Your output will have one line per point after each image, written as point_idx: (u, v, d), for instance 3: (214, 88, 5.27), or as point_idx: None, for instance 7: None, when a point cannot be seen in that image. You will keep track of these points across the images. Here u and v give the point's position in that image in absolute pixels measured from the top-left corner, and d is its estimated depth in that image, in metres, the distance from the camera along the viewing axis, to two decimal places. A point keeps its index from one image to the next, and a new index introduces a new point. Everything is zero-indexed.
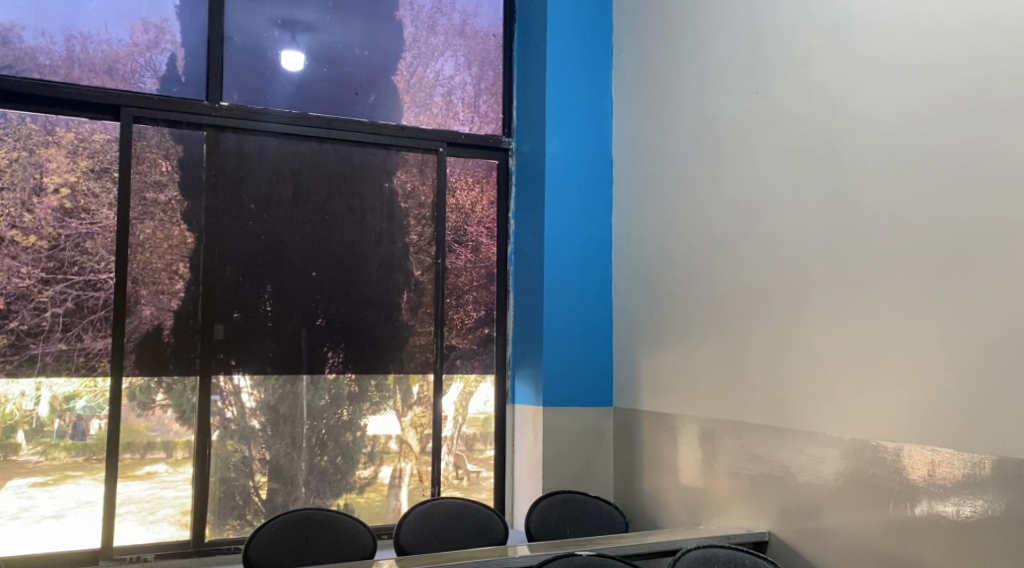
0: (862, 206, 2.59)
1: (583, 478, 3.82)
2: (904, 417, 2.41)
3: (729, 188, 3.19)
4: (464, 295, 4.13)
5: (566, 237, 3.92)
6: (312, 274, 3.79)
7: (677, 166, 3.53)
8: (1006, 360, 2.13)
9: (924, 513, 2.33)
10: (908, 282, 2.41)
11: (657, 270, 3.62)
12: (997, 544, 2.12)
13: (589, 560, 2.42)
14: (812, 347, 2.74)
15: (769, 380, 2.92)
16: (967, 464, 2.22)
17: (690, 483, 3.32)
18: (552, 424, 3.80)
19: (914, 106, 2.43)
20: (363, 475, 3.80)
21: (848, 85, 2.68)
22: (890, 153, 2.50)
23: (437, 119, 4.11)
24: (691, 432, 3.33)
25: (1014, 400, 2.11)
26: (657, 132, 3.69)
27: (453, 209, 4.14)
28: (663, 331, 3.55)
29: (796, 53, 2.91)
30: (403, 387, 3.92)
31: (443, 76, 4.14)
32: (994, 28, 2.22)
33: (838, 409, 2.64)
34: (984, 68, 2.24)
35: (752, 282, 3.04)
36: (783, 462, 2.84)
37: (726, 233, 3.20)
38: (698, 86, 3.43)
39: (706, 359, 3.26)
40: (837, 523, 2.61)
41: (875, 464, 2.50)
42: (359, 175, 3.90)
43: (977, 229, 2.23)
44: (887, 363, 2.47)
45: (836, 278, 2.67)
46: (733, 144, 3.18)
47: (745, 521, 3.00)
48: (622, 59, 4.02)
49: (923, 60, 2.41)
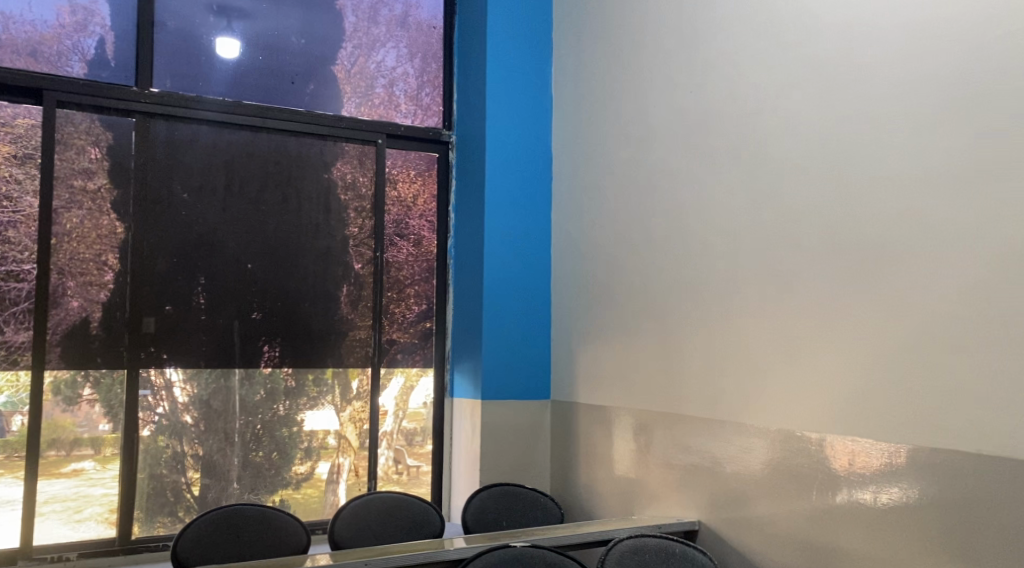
0: (791, 203, 2.65)
1: (521, 471, 3.84)
2: (828, 408, 2.48)
3: (666, 184, 3.23)
4: (406, 288, 4.09)
5: (506, 232, 3.92)
6: (247, 266, 3.72)
7: (614, 161, 3.56)
8: (922, 352, 2.21)
9: (845, 501, 2.40)
10: (834, 278, 2.48)
11: (595, 264, 3.65)
12: (912, 530, 2.21)
13: (523, 551, 2.43)
14: (743, 341, 2.80)
15: (701, 373, 2.98)
16: (885, 454, 2.30)
17: (624, 474, 3.36)
18: (491, 418, 3.80)
19: (840, 107, 2.50)
20: (299, 471, 3.75)
21: (778, 85, 2.74)
22: (818, 152, 2.57)
23: (377, 110, 4.07)
24: (626, 425, 3.37)
25: (929, 392, 2.19)
26: (596, 127, 3.72)
27: (395, 202, 4.09)
28: (601, 324, 3.58)
29: (730, 52, 2.96)
30: (342, 381, 3.88)
31: (384, 67, 4.10)
32: (912, 31, 2.30)
33: (766, 401, 2.70)
34: (907, 70, 2.31)
35: (685, 277, 3.09)
36: (713, 453, 2.90)
37: (661, 228, 3.24)
38: (636, 83, 3.46)
39: (641, 353, 3.30)
40: (764, 511, 2.68)
41: (800, 455, 2.56)
42: (296, 165, 3.84)
43: (896, 226, 2.31)
44: (813, 355, 2.54)
45: (767, 272, 2.73)
46: (669, 141, 3.22)
47: (677, 511, 3.05)
48: (562, 54, 4.04)
49: (850, 61, 2.48)
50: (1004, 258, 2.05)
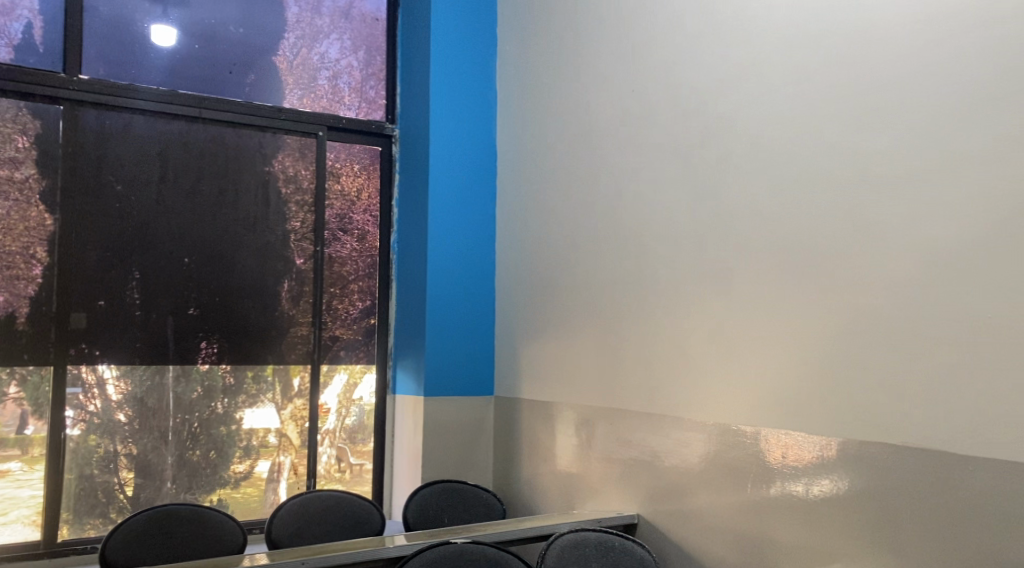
0: (729, 201, 2.69)
1: (463, 467, 3.82)
2: (763, 402, 2.52)
3: (608, 181, 3.24)
4: (349, 284, 4.04)
5: (450, 227, 3.90)
6: (184, 260, 3.63)
7: (558, 158, 3.56)
8: (851, 348, 2.27)
9: (778, 493, 2.45)
10: (769, 275, 2.53)
11: (539, 260, 3.65)
12: (840, 520, 2.26)
13: (462, 548, 2.41)
14: (682, 336, 2.83)
15: (641, 368, 3.00)
16: (816, 447, 2.35)
17: (566, 469, 3.38)
18: (433, 414, 3.77)
19: (777, 107, 2.55)
20: (238, 469, 3.67)
21: (717, 84, 2.77)
22: (755, 151, 2.61)
23: (320, 103, 4.00)
24: (568, 420, 3.38)
25: (859, 387, 2.24)
26: (540, 122, 3.71)
27: (338, 195, 4.03)
28: (543, 320, 3.58)
29: (671, 51, 2.99)
30: (283, 378, 3.81)
31: (327, 59, 4.04)
32: (846, 33, 2.35)
33: (704, 395, 2.74)
34: (842, 70, 2.35)
35: (627, 274, 3.11)
36: (652, 447, 2.93)
37: (604, 224, 3.25)
38: (580, 80, 3.47)
39: (584, 348, 3.31)
40: (701, 504, 2.72)
41: (735, 448, 2.61)
42: (234, 157, 3.76)
43: (828, 224, 2.36)
44: (750, 351, 2.58)
45: (706, 269, 2.76)
46: (612, 138, 3.24)
47: (616, 504, 3.08)
48: (507, 49, 4.03)
49: (785, 62, 2.53)
50: (929, 256, 2.10)
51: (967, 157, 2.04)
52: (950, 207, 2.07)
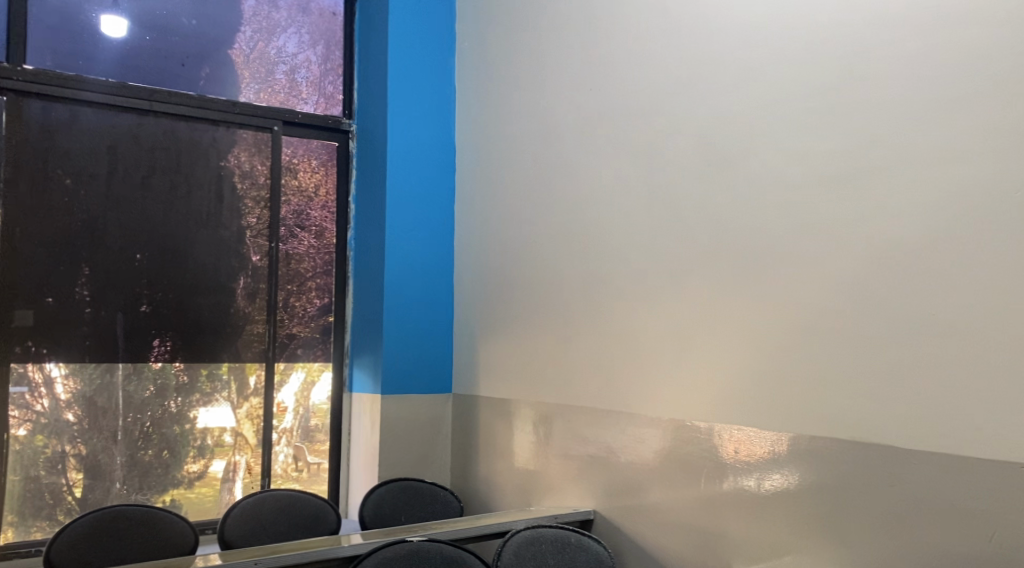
0: (684, 199, 2.72)
1: (421, 465, 3.81)
2: (717, 399, 2.55)
3: (567, 179, 3.25)
4: (306, 281, 3.99)
5: (408, 224, 3.87)
6: (136, 257, 3.55)
7: (517, 156, 3.56)
8: (802, 344, 2.31)
9: (731, 487, 2.48)
10: (723, 272, 2.56)
11: (498, 257, 3.64)
12: (791, 514, 2.30)
13: (418, 547, 2.40)
14: (638, 334, 2.85)
15: (598, 365, 3.02)
16: (767, 442, 2.38)
17: (524, 466, 3.38)
18: (391, 412, 3.75)
19: (731, 107, 2.57)
20: (192, 469, 3.61)
21: (674, 83, 2.79)
22: (710, 150, 2.63)
23: (277, 97, 3.94)
24: (525, 417, 3.38)
25: (810, 383, 2.28)
26: (499, 120, 3.71)
27: (295, 191, 3.98)
28: (502, 317, 3.58)
29: (628, 51, 3.00)
30: (239, 376, 3.76)
31: (285, 53, 3.98)
32: (798, 35, 2.39)
33: (660, 392, 2.76)
34: (796, 72, 2.38)
35: (585, 272, 3.12)
36: (607, 443, 2.95)
37: (563, 222, 3.25)
38: (539, 78, 3.46)
39: (541, 346, 3.32)
40: (656, 499, 2.74)
41: (689, 443, 2.63)
42: (187, 151, 3.69)
43: (781, 223, 2.39)
44: (705, 348, 2.60)
45: (661, 266, 2.78)
46: (570, 137, 3.25)
47: (573, 500, 3.09)
48: (465, 46, 4.02)
49: (738, 64, 2.56)
50: (877, 255, 2.14)
51: (912, 157, 2.08)
52: (898, 207, 2.11)
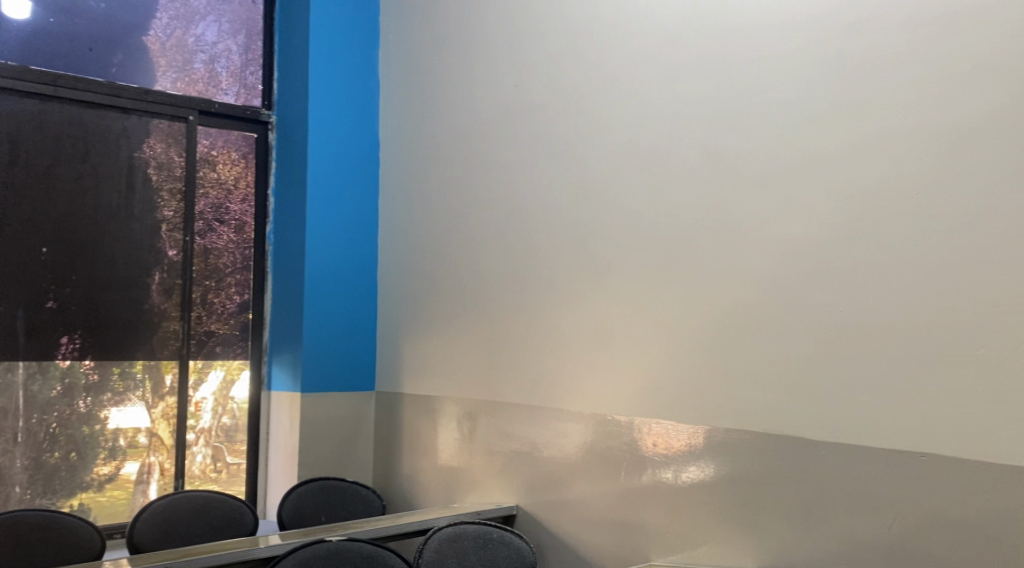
0: (606, 197, 2.74)
1: (343, 463, 3.75)
2: (637, 393, 2.58)
3: (491, 176, 3.24)
4: (226, 277, 3.87)
5: (329, 219, 3.79)
6: (41, 250, 3.39)
7: (441, 151, 3.53)
8: (719, 340, 2.35)
9: (650, 480, 2.52)
10: (643, 268, 2.59)
11: (422, 253, 3.61)
12: (706, 505, 2.35)
13: (338, 546, 2.35)
14: (561, 331, 2.87)
15: (522, 362, 3.02)
16: (685, 435, 2.43)
17: (447, 463, 3.36)
18: (311, 411, 3.67)
19: (653, 108, 2.61)
20: (103, 471, 3.46)
21: (597, 83, 2.81)
22: (630, 149, 2.67)
23: (195, 87, 3.82)
24: (450, 414, 3.36)
25: (727, 377, 2.32)
26: (423, 115, 3.67)
27: (213, 184, 3.86)
28: (426, 314, 3.55)
29: (552, 50, 3.00)
30: (154, 375, 3.63)
31: (203, 41, 3.86)
32: (719, 38, 2.42)
33: (583, 388, 2.78)
34: (715, 74, 2.43)
35: (509, 268, 3.11)
36: (530, 439, 2.96)
37: (487, 218, 3.24)
38: (463, 74, 3.44)
39: (466, 342, 3.30)
40: (578, 493, 2.76)
41: (610, 437, 2.66)
42: (96, 141, 3.54)
43: (699, 222, 2.44)
44: (628, 343, 2.63)
45: (584, 263, 2.80)
46: (494, 134, 3.24)
47: (497, 496, 3.09)
48: (390, 39, 3.97)
49: (660, 65, 2.59)
50: (789, 252, 2.20)
51: (823, 158, 2.15)
52: (810, 206, 2.17)
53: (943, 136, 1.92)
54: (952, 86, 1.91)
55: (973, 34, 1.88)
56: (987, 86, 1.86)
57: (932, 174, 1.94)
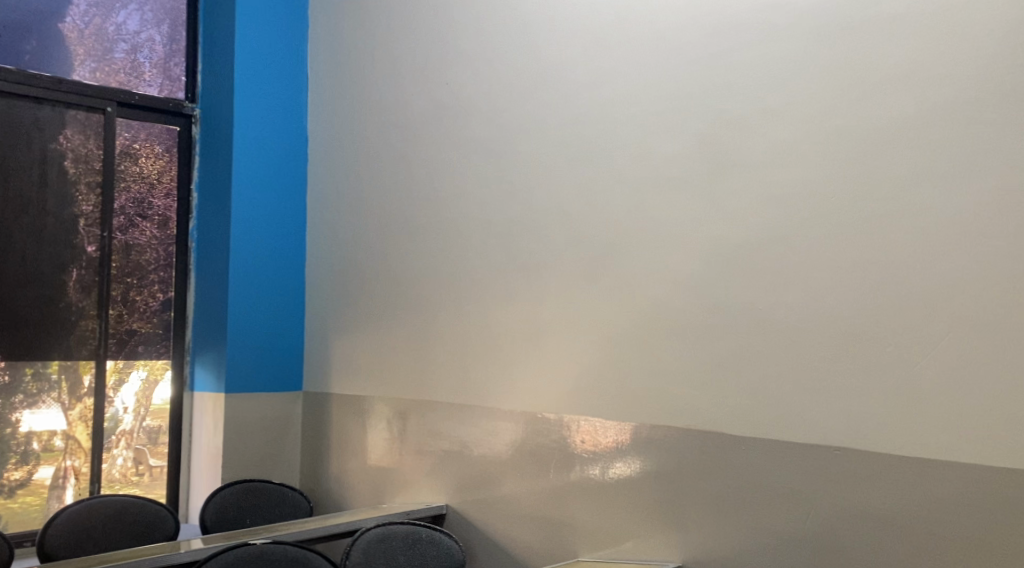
0: (536, 196, 2.74)
1: (269, 465, 3.67)
2: (566, 392, 2.60)
3: (422, 174, 3.21)
4: (148, 275, 3.75)
5: (255, 215, 3.71)
6: None
7: (371, 149, 3.49)
8: (645, 339, 2.39)
9: (578, 477, 2.54)
10: (572, 268, 2.61)
11: (351, 251, 3.56)
12: (632, 501, 2.38)
13: (263, 549, 2.30)
14: (491, 330, 2.86)
15: (453, 362, 3.01)
16: (612, 432, 2.45)
17: (376, 464, 3.33)
18: (236, 412, 3.59)
19: (582, 109, 2.62)
20: (14, 477, 3.31)
21: (527, 84, 2.81)
22: (559, 149, 2.68)
23: (116, 77, 3.69)
24: (380, 414, 3.33)
25: (654, 375, 2.36)
26: (352, 112, 3.62)
27: (135, 178, 3.73)
28: (355, 313, 3.50)
29: (482, 50, 2.99)
30: (71, 376, 3.49)
31: (125, 30, 3.72)
32: (646, 42, 2.45)
33: (512, 387, 2.78)
34: (644, 77, 2.45)
35: (439, 267, 3.09)
36: (460, 437, 2.95)
37: (417, 217, 3.22)
38: (393, 71, 3.41)
39: (396, 342, 3.27)
40: (507, 491, 2.76)
41: (539, 435, 2.67)
42: (6, 131, 3.38)
43: (626, 221, 2.46)
44: (557, 342, 2.64)
45: (514, 262, 2.80)
46: (425, 133, 3.21)
47: (426, 495, 3.07)
48: (319, 33, 3.90)
49: (590, 66, 2.61)
50: (712, 252, 2.25)
51: (745, 161, 2.19)
52: (733, 208, 2.21)
53: (858, 142, 1.99)
54: (868, 92, 1.98)
55: (886, 44, 1.95)
56: (896, 96, 1.93)
57: (848, 178, 2.00)
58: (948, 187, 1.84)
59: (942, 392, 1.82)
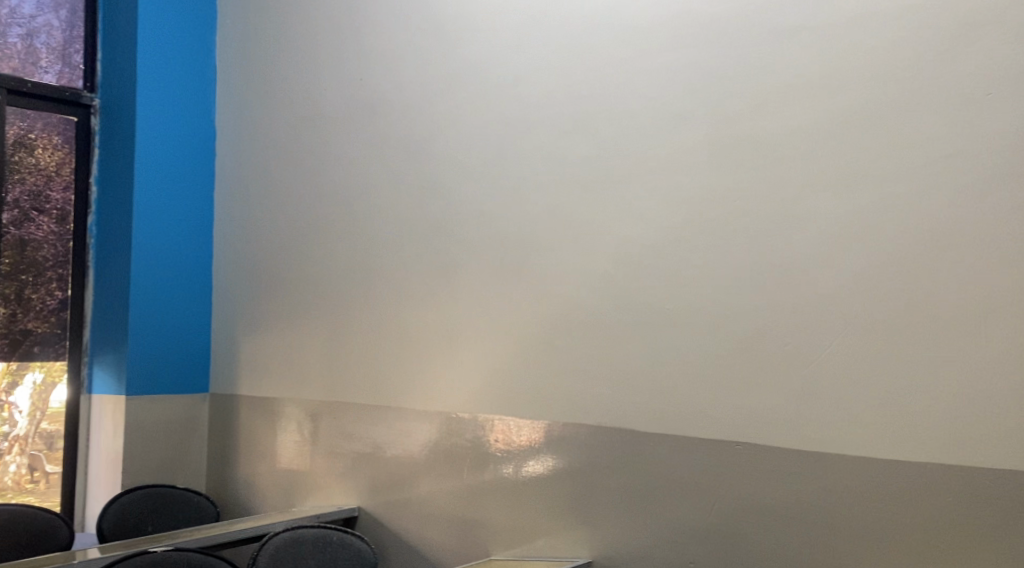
0: (451, 194, 2.72)
1: (174, 469, 3.54)
2: (480, 391, 2.59)
3: (334, 170, 3.15)
4: (45, 272, 3.56)
5: (158, 211, 3.57)
6: None
7: (282, 144, 3.41)
8: (558, 337, 2.40)
9: (491, 476, 2.53)
10: (486, 266, 2.60)
11: (261, 249, 3.46)
12: (545, 499, 2.38)
13: (164, 557, 2.21)
14: (405, 330, 2.83)
15: (366, 362, 2.96)
16: (526, 430, 2.46)
17: (287, 466, 3.25)
18: (138, 415, 3.45)
19: (495, 109, 2.61)
20: None
21: (441, 82, 2.78)
22: (473, 146, 2.67)
23: (10, 63, 3.48)
24: (291, 416, 3.25)
25: (566, 374, 2.38)
26: (262, 106, 3.52)
27: (31, 169, 3.54)
28: (265, 312, 3.41)
29: (396, 47, 2.95)
30: None
31: (19, 14, 3.52)
32: (558, 44, 2.47)
33: (426, 387, 2.76)
34: (556, 79, 2.46)
35: (353, 266, 3.04)
36: (374, 438, 2.91)
37: (330, 214, 3.15)
38: (306, 66, 3.33)
39: (307, 342, 3.20)
40: (421, 492, 2.74)
41: (453, 435, 2.65)
42: None
43: (539, 221, 2.47)
44: (470, 341, 2.63)
45: (428, 261, 2.77)
46: (337, 129, 3.15)
47: (338, 498, 3.02)
48: (228, 25, 3.78)
49: (504, 66, 2.60)
50: (623, 252, 2.28)
51: (654, 164, 2.23)
52: (643, 209, 2.25)
53: (762, 147, 2.04)
54: (773, 97, 2.03)
55: (784, 55, 2.02)
56: (796, 104, 2.00)
57: (752, 181, 2.06)
58: (844, 191, 1.92)
59: (840, 389, 1.89)
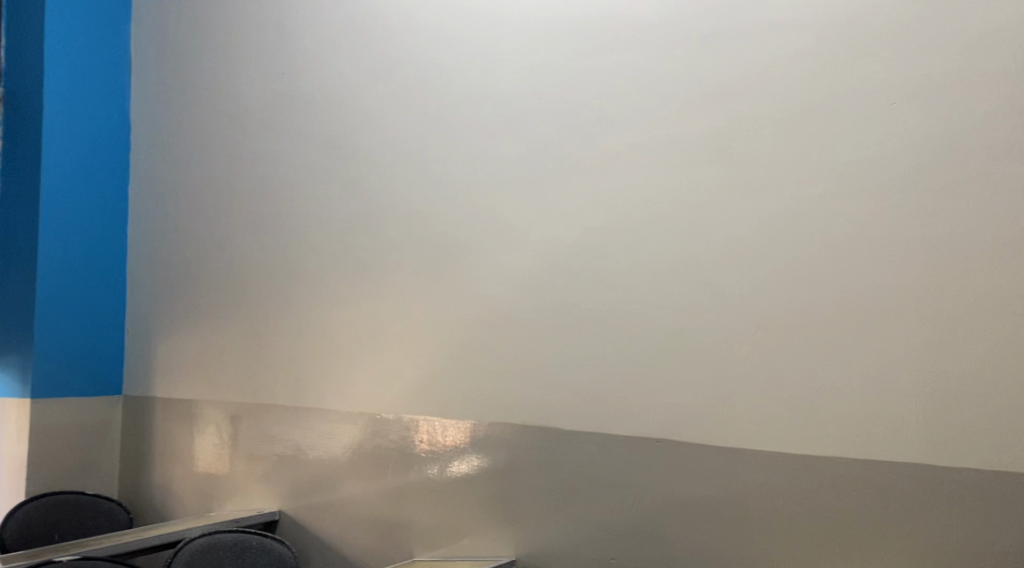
0: (376, 192, 2.68)
1: (82, 475, 3.39)
2: (405, 392, 2.56)
3: (256, 167, 3.07)
4: None
5: (67, 205, 3.42)
6: None
7: (201, 139, 3.30)
8: (483, 337, 2.40)
9: (415, 477, 2.51)
10: (411, 266, 2.57)
11: (179, 246, 3.35)
12: (471, 499, 2.37)
13: None
14: (328, 330, 2.78)
15: (288, 363, 2.89)
16: (451, 430, 2.44)
17: (205, 470, 3.15)
18: (43, 419, 3.29)
19: (422, 108, 2.59)
20: None
21: (366, 80, 2.74)
22: (399, 145, 2.63)
23: None
24: (209, 419, 3.15)
25: (492, 374, 2.37)
26: (180, 98, 3.41)
27: None
28: (182, 312, 3.30)
29: (320, 42, 2.89)
30: None
31: None
32: (485, 43, 2.46)
33: (350, 388, 2.71)
34: (483, 79, 2.45)
35: (274, 264, 2.97)
36: (296, 441, 2.85)
37: (251, 212, 3.07)
38: (226, 59, 3.23)
39: (226, 342, 3.11)
40: (344, 495, 2.69)
41: (378, 437, 2.62)
42: None
43: (466, 220, 2.46)
44: (395, 342, 2.60)
45: (352, 261, 2.73)
46: (259, 125, 3.07)
47: (258, 502, 2.94)
48: (143, 15, 3.64)
49: (430, 65, 2.58)
50: (548, 252, 2.29)
51: (579, 165, 2.25)
52: (569, 209, 2.26)
53: (685, 150, 2.08)
54: (695, 102, 2.07)
55: (706, 60, 2.06)
56: (717, 108, 2.04)
57: (674, 183, 2.09)
58: (762, 194, 1.97)
59: (759, 387, 1.94)
